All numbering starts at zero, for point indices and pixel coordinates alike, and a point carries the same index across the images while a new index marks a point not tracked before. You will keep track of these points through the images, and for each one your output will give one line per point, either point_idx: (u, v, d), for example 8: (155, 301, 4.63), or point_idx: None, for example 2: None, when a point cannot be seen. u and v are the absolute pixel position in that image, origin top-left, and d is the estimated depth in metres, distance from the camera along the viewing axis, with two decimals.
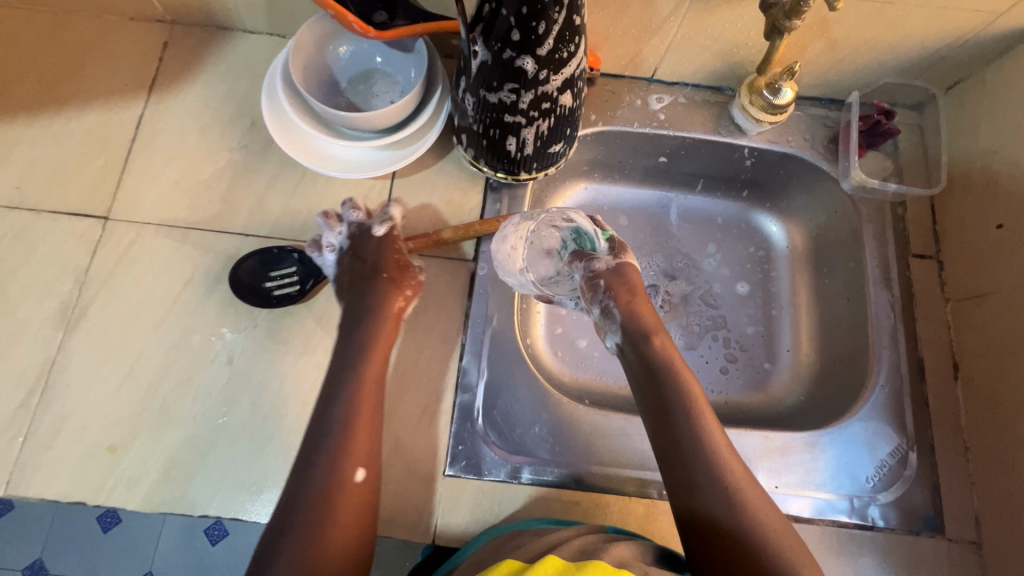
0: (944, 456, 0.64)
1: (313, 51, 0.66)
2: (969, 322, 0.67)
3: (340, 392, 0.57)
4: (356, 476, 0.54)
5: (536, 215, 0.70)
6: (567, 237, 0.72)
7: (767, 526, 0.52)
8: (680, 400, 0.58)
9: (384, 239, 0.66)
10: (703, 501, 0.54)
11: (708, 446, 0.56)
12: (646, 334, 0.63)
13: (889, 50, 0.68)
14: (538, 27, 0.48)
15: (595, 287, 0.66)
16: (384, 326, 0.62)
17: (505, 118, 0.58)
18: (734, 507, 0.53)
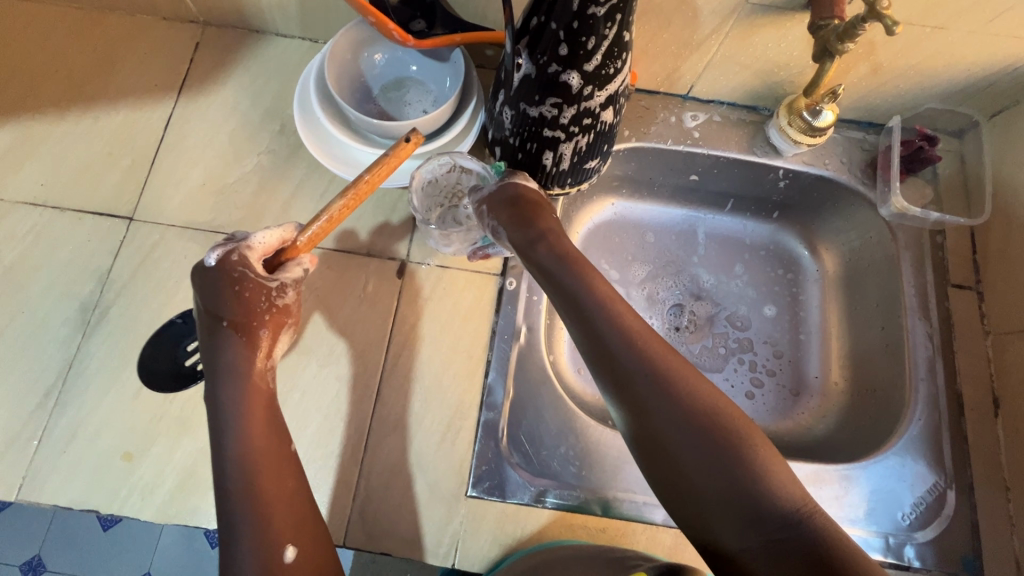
0: (984, 495, 0.62)
1: (348, 57, 0.65)
2: (1011, 356, 0.65)
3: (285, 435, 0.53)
4: (283, 556, 0.47)
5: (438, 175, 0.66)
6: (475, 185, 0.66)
7: (701, 401, 0.46)
8: (621, 329, 0.49)
9: (219, 267, 0.54)
10: (631, 391, 0.47)
11: (663, 377, 0.46)
12: (532, 241, 0.56)
13: (935, 76, 0.66)
14: (588, 42, 0.47)
15: (482, 212, 0.61)
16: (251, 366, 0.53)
17: (544, 132, 0.56)
18: (665, 388, 0.46)
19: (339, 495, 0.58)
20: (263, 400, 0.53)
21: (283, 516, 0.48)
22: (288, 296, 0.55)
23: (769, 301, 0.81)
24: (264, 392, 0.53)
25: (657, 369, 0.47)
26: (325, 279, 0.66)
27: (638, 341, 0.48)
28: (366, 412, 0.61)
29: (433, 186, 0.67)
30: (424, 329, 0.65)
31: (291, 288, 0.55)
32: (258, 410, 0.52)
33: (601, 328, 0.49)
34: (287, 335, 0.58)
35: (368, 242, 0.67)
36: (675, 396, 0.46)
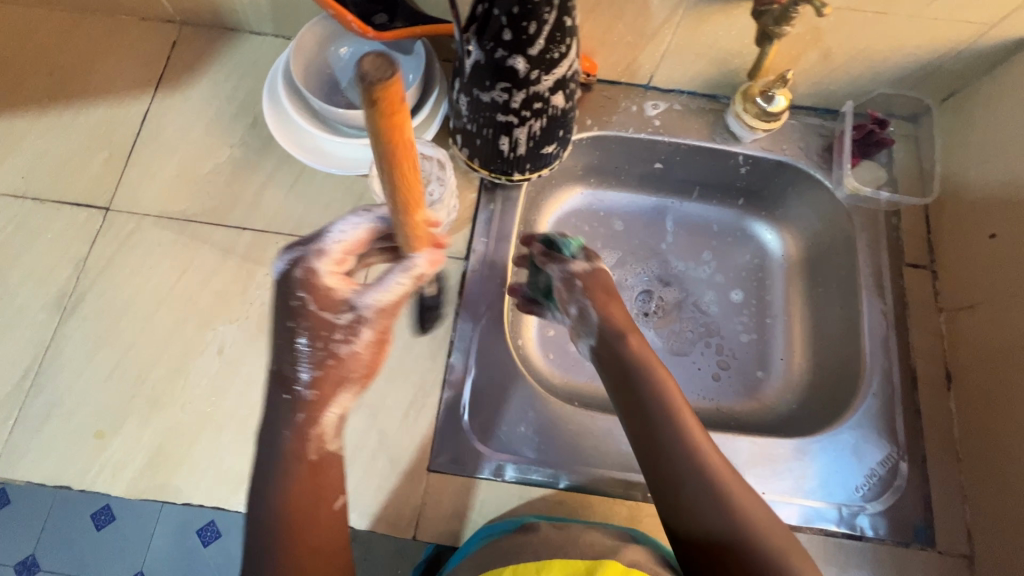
0: (935, 465, 0.63)
1: (314, 51, 0.68)
2: (963, 331, 0.66)
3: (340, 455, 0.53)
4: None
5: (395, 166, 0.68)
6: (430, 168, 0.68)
7: (751, 516, 0.51)
8: (660, 407, 0.56)
9: (293, 281, 0.49)
10: (686, 496, 0.52)
11: (695, 453, 0.53)
12: (619, 334, 0.62)
13: (883, 61, 0.68)
14: (529, 27, 0.49)
15: (573, 287, 0.65)
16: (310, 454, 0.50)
17: (498, 117, 0.59)
18: (718, 501, 0.51)
19: None
20: (310, 483, 0.50)
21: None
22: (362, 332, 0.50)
23: (735, 285, 0.83)
24: (324, 472, 0.50)
25: (691, 449, 0.54)
26: None
27: (676, 421, 0.55)
28: None
29: None
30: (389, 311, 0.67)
31: (365, 324, 0.50)
32: (301, 490, 0.49)
33: (664, 435, 0.54)
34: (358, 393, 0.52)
35: None
36: (703, 474, 0.52)
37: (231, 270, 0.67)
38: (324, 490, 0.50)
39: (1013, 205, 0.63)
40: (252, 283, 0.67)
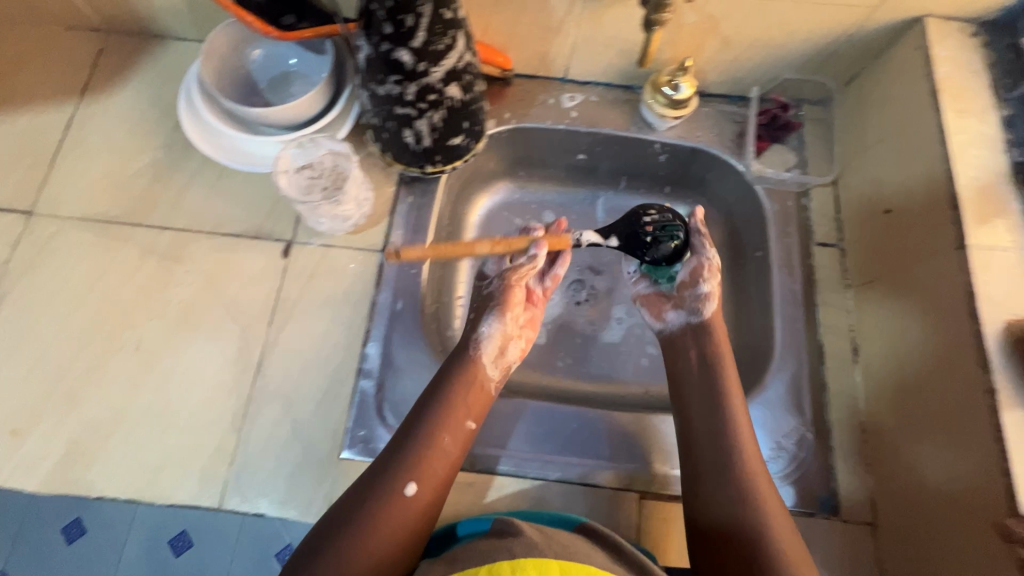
0: (840, 436, 0.65)
1: (229, 52, 0.69)
2: (866, 306, 0.68)
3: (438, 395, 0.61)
4: (408, 490, 0.55)
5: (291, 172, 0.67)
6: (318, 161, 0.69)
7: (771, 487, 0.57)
8: (710, 381, 0.64)
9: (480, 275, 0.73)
10: (717, 453, 0.59)
11: (728, 423, 0.60)
12: (708, 331, 0.68)
13: (781, 47, 0.70)
14: (406, 20, 0.51)
15: (703, 272, 0.69)
16: (462, 387, 0.61)
17: (397, 109, 0.60)
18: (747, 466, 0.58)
19: (217, 461, 0.61)
20: (464, 405, 0.61)
21: (428, 471, 0.56)
22: (498, 279, 0.69)
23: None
24: (480, 403, 0.62)
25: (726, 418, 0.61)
26: (214, 262, 0.70)
27: (719, 397, 0.62)
28: (247, 384, 0.64)
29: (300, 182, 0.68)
30: (306, 304, 0.68)
31: (499, 276, 0.69)
32: (455, 411, 0.60)
33: (714, 403, 0.62)
34: (504, 325, 0.67)
35: (256, 225, 0.72)
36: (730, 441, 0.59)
37: (152, 268, 0.69)
38: (463, 407, 0.60)
39: (901, 179, 0.64)
40: (171, 280, 0.68)
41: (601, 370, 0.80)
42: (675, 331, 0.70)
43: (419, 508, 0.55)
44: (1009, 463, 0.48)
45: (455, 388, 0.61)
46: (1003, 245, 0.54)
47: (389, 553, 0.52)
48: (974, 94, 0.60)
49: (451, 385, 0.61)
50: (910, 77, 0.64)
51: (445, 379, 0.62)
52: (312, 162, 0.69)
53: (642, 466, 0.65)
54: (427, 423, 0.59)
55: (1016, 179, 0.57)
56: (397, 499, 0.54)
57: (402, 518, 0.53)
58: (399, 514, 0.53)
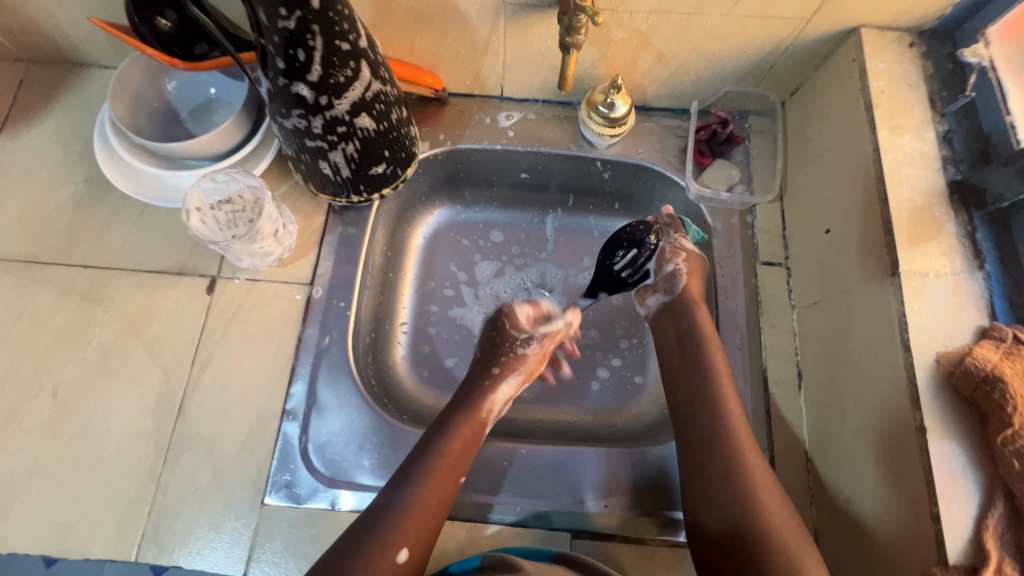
0: (782, 466, 0.62)
1: (143, 84, 0.67)
2: (809, 329, 0.65)
3: (431, 443, 0.59)
4: (398, 556, 0.52)
5: (206, 216, 0.65)
6: (230, 196, 0.66)
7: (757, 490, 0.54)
8: (699, 367, 0.62)
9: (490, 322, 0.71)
10: (706, 460, 0.57)
11: (717, 402, 0.60)
12: (689, 307, 0.67)
13: (718, 61, 0.68)
14: (297, 54, 0.48)
15: (671, 256, 0.69)
16: (462, 438, 0.60)
17: (307, 143, 0.58)
18: (733, 470, 0.56)
19: (134, 511, 0.59)
20: (460, 458, 0.59)
21: (417, 529, 0.54)
22: (535, 343, 0.69)
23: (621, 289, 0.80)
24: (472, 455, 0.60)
25: (715, 398, 0.60)
26: (135, 301, 0.67)
27: (709, 377, 0.61)
28: (167, 428, 0.62)
29: (218, 224, 0.65)
30: (231, 343, 0.66)
31: (539, 340, 0.69)
32: (448, 470, 0.58)
33: (706, 401, 0.60)
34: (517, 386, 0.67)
35: (180, 261, 0.69)
36: (721, 420, 0.58)
37: (71, 310, 0.67)
38: (460, 460, 0.59)
39: (841, 198, 0.61)
40: (91, 322, 0.66)
41: (548, 395, 0.78)
42: (654, 314, 0.70)
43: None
44: (938, 508, 0.45)
45: (449, 433, 0.60)
46: (938, 271, 0.52)
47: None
48: (910, 110, 0.57)
49: (450, 441, 0.59)
50: (848, 90, 0.61)
51: (444, 428, 0.60)
52: (230, 197, 0.66)
53: (575, 503, 0.62)
54: (418, 477, 0.56)
55: (953, 200, 0.54)
56: (386, 565, 0.51)
57: None
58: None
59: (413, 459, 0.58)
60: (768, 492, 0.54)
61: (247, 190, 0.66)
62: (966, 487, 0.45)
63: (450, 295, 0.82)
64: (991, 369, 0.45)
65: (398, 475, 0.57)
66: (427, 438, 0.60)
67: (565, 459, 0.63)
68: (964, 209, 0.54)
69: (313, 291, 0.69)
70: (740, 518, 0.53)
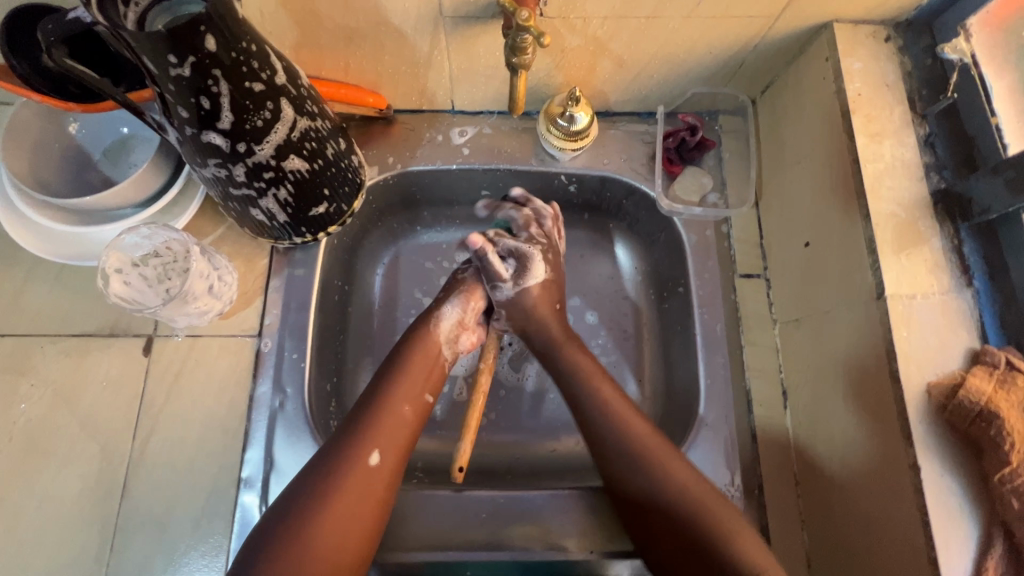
0: (772, 493, 0.60)
1: (44, 130, 0.59)
2: (791, 346, 0.62)
3: (390, 360, 0.60)
4: (369, 460, 0.53)
5: (128, 276, 0.59)
6: (153, 251, 0.59)
7: (648, 451, 0.55)
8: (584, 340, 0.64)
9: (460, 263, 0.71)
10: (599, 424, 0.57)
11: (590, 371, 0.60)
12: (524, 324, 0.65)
13: (682, 63, 0.62)
14: (201, 102, 0.42)
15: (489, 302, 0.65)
16: (418, 352, 0.61)
17: (233, 191, 0.51)
18: (622, 428, 0.56)
19: None
20: (420, 373, 0.60)
21: (386, 436, 0.55)
22: (471, 269, 0.67)
23: (603, 305, 0.75)
24: (432, 371, 0.61)
25: (597, 401, 0.58)
26: (63, 370, 0.61)
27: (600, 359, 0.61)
28: (110, 511, 0.57)
29: (146, 281, 0.60)
30: (174, 408, 0.60)
31: (473, 266, 0.67)
32: (410, 380, 0.59)
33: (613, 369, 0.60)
34: (464, 310, 0.64)
35: (111, 321, 0.63)
36: (615, 426, 0.57)
37: None
38: (420, 372, 0.60)
39: (819, 210, 0.57)
40: (14, 399, 0.60)
41: (528, 423, 0.74)
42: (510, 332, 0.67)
43: (379, 481, 0.53)
44: (935, 552, 0.42)
45: (403, 348, 0.61)
46: (924, 292, 0.48)
47: (359, 522, 0.51)
48: (889, 113, 0.53)
49: (409, 361, 0.60)
50: (821, 92, 0.57)
51: (404, 344, 0.62)
52: (155, 248, 0.60)
53: (560, 549, 0.59)
54: (380, 394, 0.57)
55: (937, 211, 0.51)
56: (357, 471, 0.52)
57: (361, 485, 0.52)
58: (364, 484, 0.52)
59: (377, 378, 0.59)
60: (665, 456, 0.54)
61: (174, 242, 0.60)
62: (963, 528, 0.43)
63: None
64: (985, 404, 0.42)
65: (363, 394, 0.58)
66: (389, 356, 0.61)
67: (547, 503, 0.61)
68: (949, 221, 0.50)
69: (261, 344, 0.63)
70: (642, 474, 0.54)
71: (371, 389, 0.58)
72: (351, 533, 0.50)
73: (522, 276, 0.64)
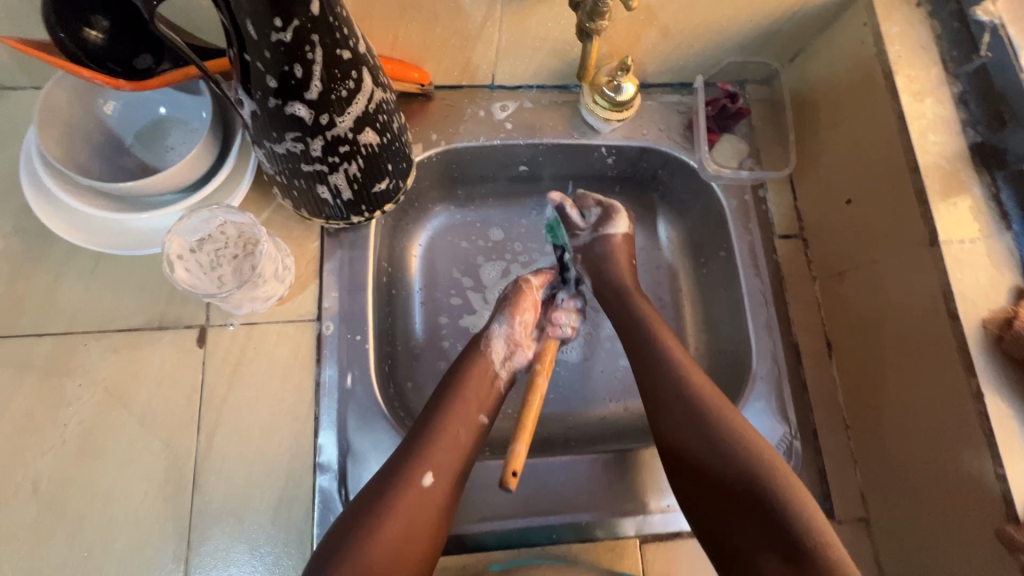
0: (827, 438, 0.63)
1: (75, 111, 0.55)
2: (835, 299, 0.66)
3: (446, 383, 0.59)
4: (423, 481, 0.51)
5: (187, 263, 0.56)
6: (210, 236, 0.58)
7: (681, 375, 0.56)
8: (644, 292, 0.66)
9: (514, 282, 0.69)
10: (652, 365, 0.58)
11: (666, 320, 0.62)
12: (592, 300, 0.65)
13: (723, 32, 0.64)
14: (294, 70, 0.40)
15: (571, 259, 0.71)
16: (472, 378, 0.59)
17: (303, 167, 0.50)
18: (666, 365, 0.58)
19: None
20: (477, 398, 0.58)
21: (442, 458, 0.53)
22: (516, 286, 0.66)
23: (643, 273, 0.77)
24: (488, 397, 0.59)
25: (719, 430, 0.52)
26: (111, 367, 0.58)
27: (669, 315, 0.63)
28: (182, 506, 0.55)
29: (205, 268, 0.58)
30: (237, 398, 0.58)
31: (519, 282, 0.66)
32: (465, 404, 0.57)
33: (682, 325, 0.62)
34: (513, 327, 0.63)
35: (158, 313, 0.60)
36: (716, 422, 0.53)
37: (33, 390, 0.56)
38: (476, 397, 0.58)
39: (860, 168, 0.61)
40: (63, 399, 0.56)
41: (580, 396, 0.74)
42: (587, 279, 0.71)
43: (433, 503, 0.51)
44: (1003, 469, 0.47)
45: (455, 373, 0.60)
46: (971, 237, 0.53)
47: (413, 543, 0.49)
48: (926, 73, 0.57)
49: (463, 383, 0.58)
50: (860, 56, 0.60)
51: (456, 369, 0.60)
52: (210, 233, 0.58)
53: (636, 508, 0.60)
54: (435, 413, 0.56)
55: (976, 161, 0.55)
56: (413, 491, 0.51)
57: (416, 508, 0.50)
58: (417, 505, 0.50)
59: (434, 403, 0.58)
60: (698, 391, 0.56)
61: (231, 225, 0.58)
62: None
63: (458, 303, 0.76)
64: None
65: (421, 418, 0.57)
66: (444, 381, 0.60)
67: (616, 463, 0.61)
68: (986, 170, 0.54)
69: (320, 328, 0.61)
70: (671, 396, 0.55)
71: (429, 406, 0.58)
72: (408, 551, 0.49)
73: (606, 222, 0.70)
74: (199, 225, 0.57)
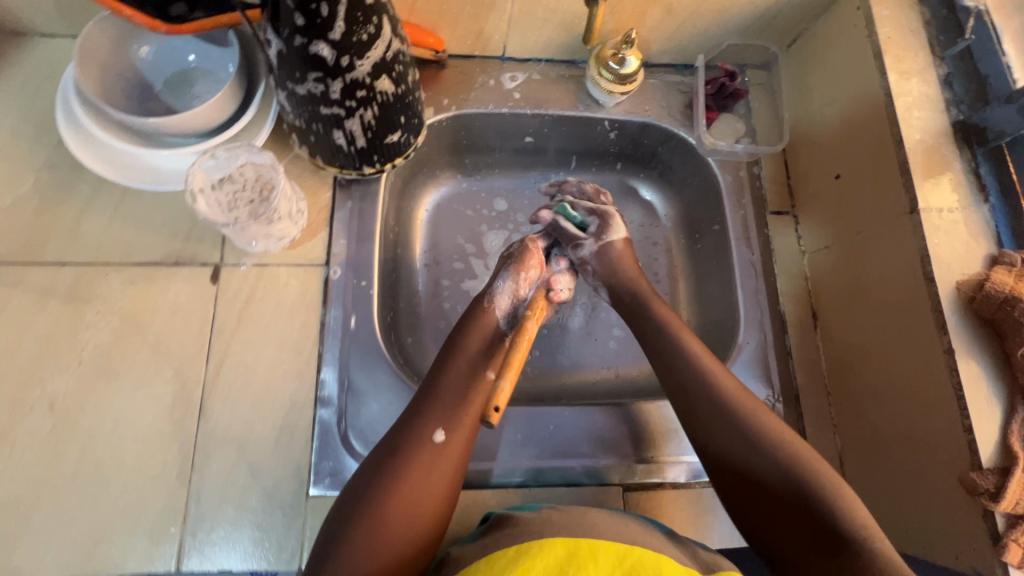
0: (808, 403, 0.65)
1: (111, 53, 0.59)
2: (822, 272, 0.68)
3: (450, 342, 0.61)
4: (434, 438, 0.53)
5: (206, 196, 0.59)
6: (230, 175, 0.61)
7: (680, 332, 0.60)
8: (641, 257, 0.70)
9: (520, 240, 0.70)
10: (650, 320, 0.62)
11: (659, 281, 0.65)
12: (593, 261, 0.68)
13: (726, 13, 0.68)
14: (320, 9, 0.44)
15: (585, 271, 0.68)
16: (474, 339, 0.60)
17: (322, 110, 0.53)
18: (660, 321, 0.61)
19: (167, 518, 0.55)
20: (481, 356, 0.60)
21: (446, 413, 0.55)
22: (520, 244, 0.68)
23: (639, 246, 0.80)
24: (495, 355, 0.60)
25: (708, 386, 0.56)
26: (129, 298, 0.61)
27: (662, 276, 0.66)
28: (188, 429, 0.58)
29: (223, 204, 0.61)
30: (246, 332, 0.61)
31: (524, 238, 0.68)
32: (468, 362, 0.59)
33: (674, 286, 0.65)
34: (518, 283, 0.65)
35: (175, 250, 0.63)
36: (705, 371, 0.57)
37: (54, 314, 0.59)
38: (480, 355, 0.60)
39: (849, 145, 0.64)
40: (81, 324, 0.60)
41: (573, 358, 0.76)
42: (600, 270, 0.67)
43: (446, 456, 0.53)
44: (970, 420, 0.49)
45: (456, 337, 0.61)
46: (950, 207, 0.55)
47: (431, 493, 0.51)
48: (913, 55, 0.60)
49: (466, 344, 0.60)
50: (852, 39, 0.64)
51: (459, 332, 0.62)
52: (231, 173, 0.62)
53: (620, 457, 0.62)
54: (439, 374, 0.58)
55: (957, 138, 0.58)
56: (425, 447, 0.53)
57: (431, 463, 0.52)
58: (431, 461, 0.52)
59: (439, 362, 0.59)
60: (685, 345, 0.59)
61: (250, 167, 0.62)
62: (991, 401, 0.50)
63: (461, 268, 0.79)
64: (1010, 292, 0.49)
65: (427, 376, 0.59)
66: (448, 342, 0.61)
67: (607, 416, 0.64)
68: (967, 147, 0.57)
69: (332, 273, 0.64)
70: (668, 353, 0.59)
71: (433, 367, 0.59)
72: (427, 498, 0.51)
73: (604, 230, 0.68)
74: (220, 163, 0.60)
